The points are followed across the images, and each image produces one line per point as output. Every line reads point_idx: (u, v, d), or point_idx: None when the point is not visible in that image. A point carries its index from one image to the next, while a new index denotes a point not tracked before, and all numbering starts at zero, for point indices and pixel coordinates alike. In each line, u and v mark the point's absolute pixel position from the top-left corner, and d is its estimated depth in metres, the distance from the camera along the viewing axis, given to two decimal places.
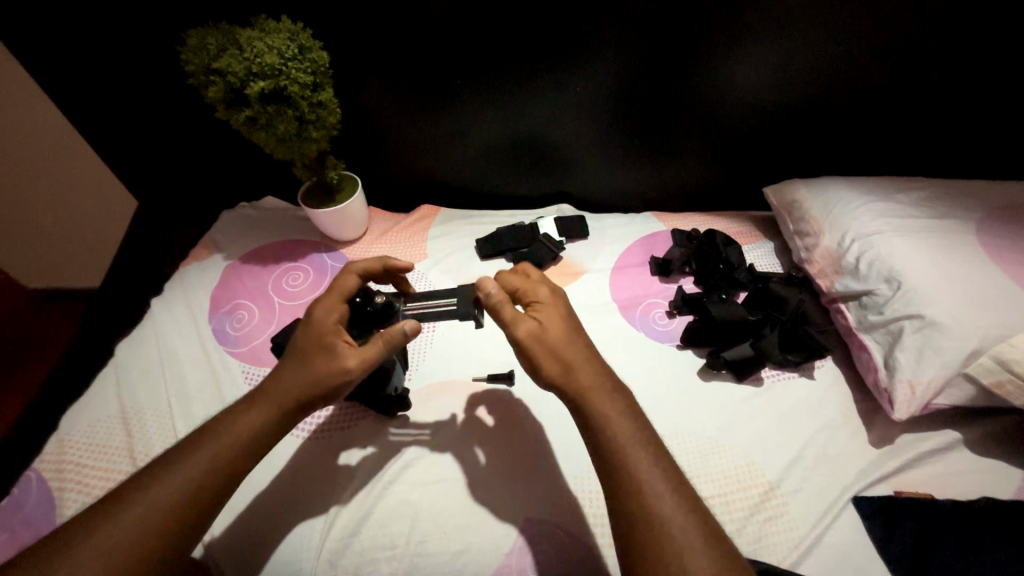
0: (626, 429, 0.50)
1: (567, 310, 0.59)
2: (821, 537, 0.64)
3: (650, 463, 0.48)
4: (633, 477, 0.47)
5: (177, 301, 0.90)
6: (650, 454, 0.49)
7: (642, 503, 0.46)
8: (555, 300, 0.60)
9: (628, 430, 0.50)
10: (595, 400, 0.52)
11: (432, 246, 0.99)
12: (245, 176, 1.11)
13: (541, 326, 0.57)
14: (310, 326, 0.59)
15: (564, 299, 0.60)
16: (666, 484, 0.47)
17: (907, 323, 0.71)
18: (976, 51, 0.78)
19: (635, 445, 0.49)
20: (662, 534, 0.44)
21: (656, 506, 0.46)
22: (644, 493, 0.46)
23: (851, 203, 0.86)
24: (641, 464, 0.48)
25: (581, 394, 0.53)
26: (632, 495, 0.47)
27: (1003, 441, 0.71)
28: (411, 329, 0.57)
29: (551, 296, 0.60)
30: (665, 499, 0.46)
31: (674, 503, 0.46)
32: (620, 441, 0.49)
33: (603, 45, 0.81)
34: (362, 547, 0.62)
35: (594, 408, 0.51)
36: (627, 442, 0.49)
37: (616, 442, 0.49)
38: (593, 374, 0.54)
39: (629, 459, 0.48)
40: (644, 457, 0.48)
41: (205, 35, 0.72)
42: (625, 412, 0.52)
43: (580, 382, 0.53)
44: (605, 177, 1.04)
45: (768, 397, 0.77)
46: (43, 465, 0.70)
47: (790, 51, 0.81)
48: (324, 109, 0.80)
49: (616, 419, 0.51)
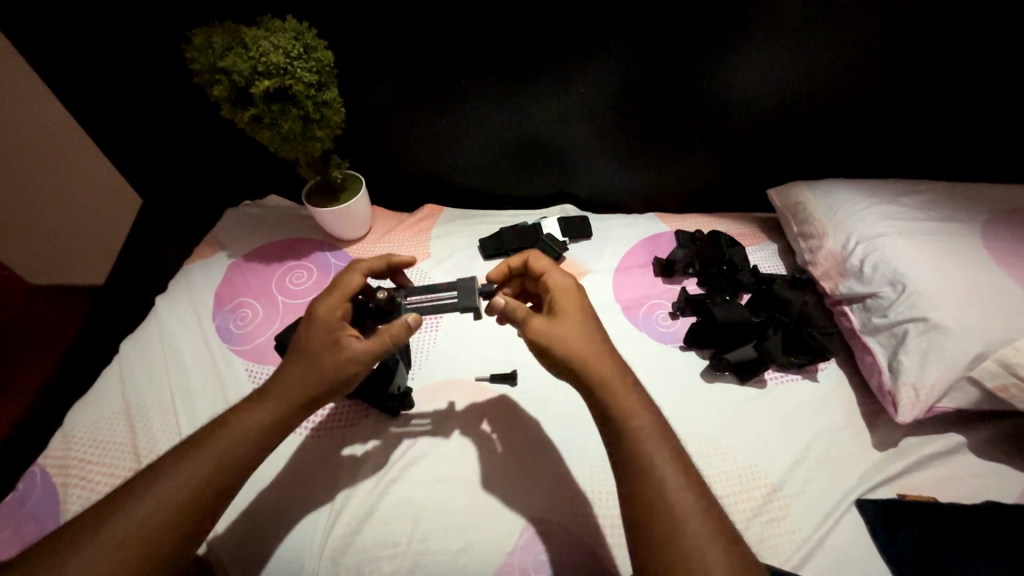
0: (644, 425, 0.50)
1: (583, 301, 0.59)
2: (824, 539, 0.64)
3: (669, 459, 0.48)
4: (653, 466, 0.48)
5: (181, 298, 0.90)
6: (666, 445, 0.50)
7: (661, 492, 0.46)
8: (577, 289, 0.60)
9: (647, 422, 0.51)
10: (615, 388, 0.52)
11: (435, 245, 0.99)
12: (249, 175, 1.11)
13: (558, 319, 0.57)
14: (313, 323, 0.60)
15: (580, 290, 0.61)
16: (683, 476, 0.48)
17: (911, 326, 0.71)
18: (982, 53, 0.78)
19: (654, 440, 0.49)
20: (682, 524, 0.45)
21: (677, 496, 0.46)
22: (664, 482, 0.47)
23: (856, 206, 0.85)
24: (659, 454, 0.48)
25: (599, 386, 0.53)
26: (652, 484, 0.47)
27: (1006, 445, 0.71)
28: (413, 321, 0.57)
29: (574, 287, 0.61)
30: (682, 489, 0.46)
31: (693, 498, 0.46)
32: (640, 430, 0.50)
33: (607, 46, 0.81)
34: (364, 546, 0.63)
35: (612, 398, 0.52)
36: (646, 432, 0.50)
37: (636, 431, 0.50)
38: (611, 363, 0.54)
39: (648, 449, 0.49)
40: (663, 448, 0.49)
41: (211, 34, 0.72)
42: (643, 403, 0.52)
43: (597, 369, 0.53)
44: (608, 177, 1.04)
45: (771, 399, 0.77)
46: (47, 461, 0.71)
47: (795, 52, 0.80)
48: (328, 109, 0.80)
49: (636, 408, 0.51)
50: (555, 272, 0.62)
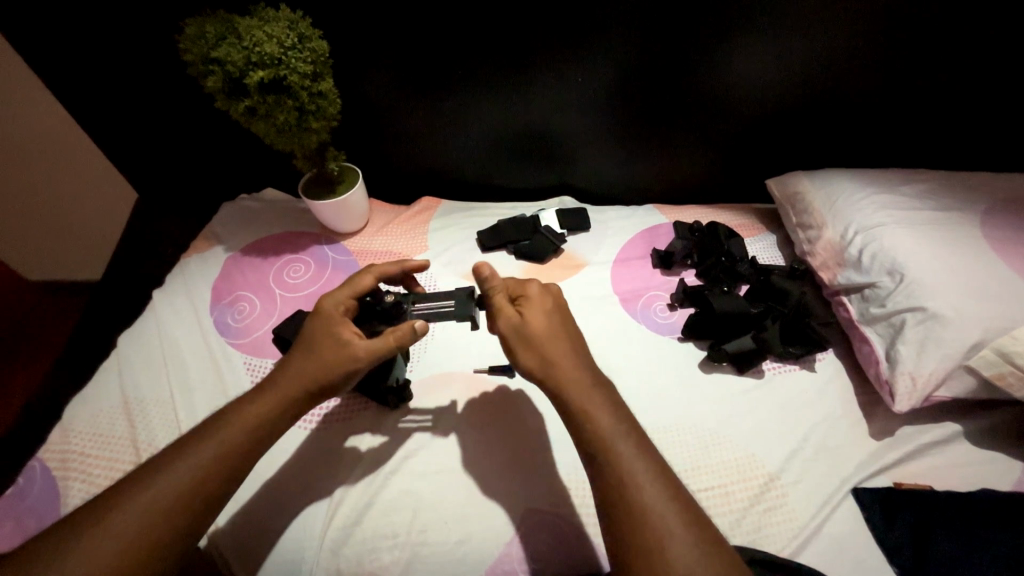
0: (614, 427, 0.50)
1: (558, 308, 0.59)
2: (820, 528, 0.64)
3: (636, 457, 0.48)
4: (617, 464, 0.48)
5: (178, 292, 0.90)
6: (635, 445, 0.49)
7: (625, 492, 0.46)
8: (545, 293, 0.60)
9: (615, 424, 0.50)
10: (581, 394, 0.52)
11: (433, 238, 0.99)
12: (246, 167, 1.10)
13: (527, 324, 0.56)
14: (319, 317, 0.61)
15: (555, 296, 0.60)
16: (648, 472, 0.47)
17: (909, 315, 0.71)
18: (983, 41, 0.77)
19: (623, 441, 0.49)
20: (644, 523, 0.45)
21: (636, 494, 0.46)
22: (630, 480, 0.47)
23: (854, 195, 0.85)
24: (627, 456, 0.48)
25: (567, 389, 0.53)
26: (614, 483, 0.47)
27: (1000, 434, 0.71)
28: (419, 326, 0.58)
29: (543, 292, 0.60)
30: (646, 488, 0.46)
31: (660, 496, 0.46)
32: (605, 432, 0.50)
33: (605, 37, 0.80)
34: (363, 537, 0.63)
35: (575, 400, 0.52)
36: (612, 432, 0.50)
37: (601, 433, 0.50)
38: (578, 367, 0.54)
39: (614, 448, 0.49)
40: (628, 448, 0.49)
41: (204, 24, 0.71)
42: (611, 407, 0.52)
43: (559, 373, 0.53)
44: (607, 169, 1.03)
45: (769, 389, 0.77)
46: (46, 455, 0.71)
47: (794, 42, 0.80)
48: (324, 100, 0.79)
49: (603, 413, 0.51)
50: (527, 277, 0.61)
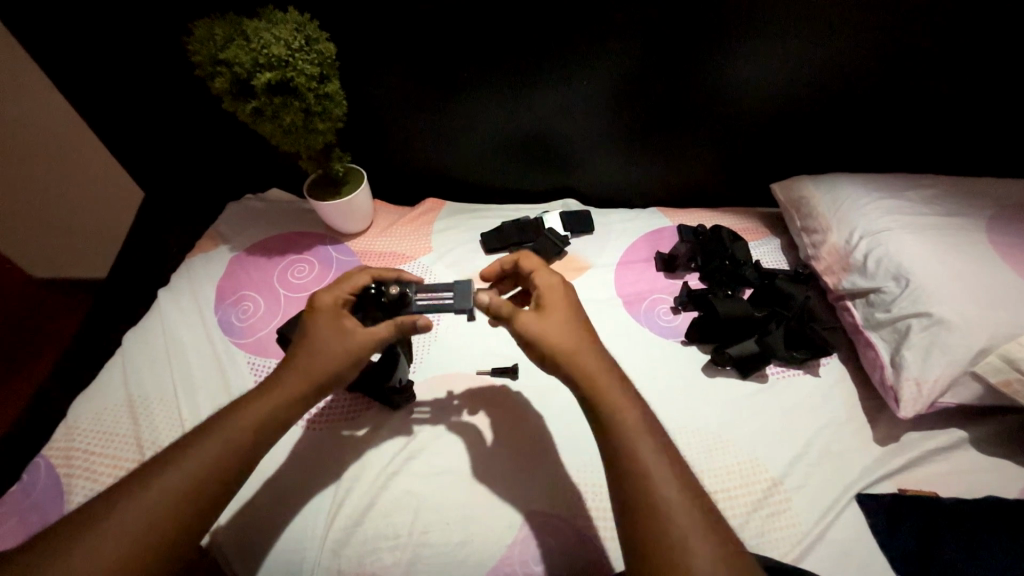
0: (631, 421, 0.50)
1: (571, 300, 0.59)
2: (823, 534, 0.64)
3: (655, 452, 0.48)
4: (640, 463, 0.47)
5: (183, 291, 0.90)
6: (653, 440, 0.49)
7: (645, 489, 0.46)
8: (563, 288, 0.60)
9: (634, 418, 0.50)
10: (599, 387, 0.52)
11: (436, 239, 0.99)
12: (252, 168, 1.11)
13: (543, 316, 0.57)
14: (319, 307, 0.60)
15: (568, 287, 0.60)
16: (667, 469, 0.47)
17: (914, 321, 0.71)
18: (988, 46, 0.77)
19: (640, 434, 0.49)
20: (667, 521, 0.44)
21: (658, 492, 0.46)
22: (649, 479, 0.46)
23: (860, 201, 0.85)
24: (645, 451, 0.48)
25: (583, 380, 0.53)
26: (634, 482, 0.47)
27: (1005, 441, 0.71)
28: (422, 322, 0.62)
29: (559, 286, 0.60)
30: (667, 485, 0.46)
31: (676, 492, 0.46)
32: (627, 429, 0.49)
33: (611, 41, 0.80)
34: (364, 537, 0.63)
35: (595, 394, 0.52)
36: (633, 428, 0.49)
37: (622, 429, 0.49)
38: (597, 361, 0.54)
39: (634, 446, 0.48)
40: (649, 445, 0.48)
41: (213, 25, 0.72)
42: (628, 400, 0.51)
43: (578, 367, 0.53)
44: (611, 172, 1.03)
45: (773, 394, 0.76)
46: (51, 452, 0.71)
47: (798, 48, 0.80)
48: (330, 101, 0.79)
49: (621, 407, 0.51)
50: (542, 271, 0.61)
